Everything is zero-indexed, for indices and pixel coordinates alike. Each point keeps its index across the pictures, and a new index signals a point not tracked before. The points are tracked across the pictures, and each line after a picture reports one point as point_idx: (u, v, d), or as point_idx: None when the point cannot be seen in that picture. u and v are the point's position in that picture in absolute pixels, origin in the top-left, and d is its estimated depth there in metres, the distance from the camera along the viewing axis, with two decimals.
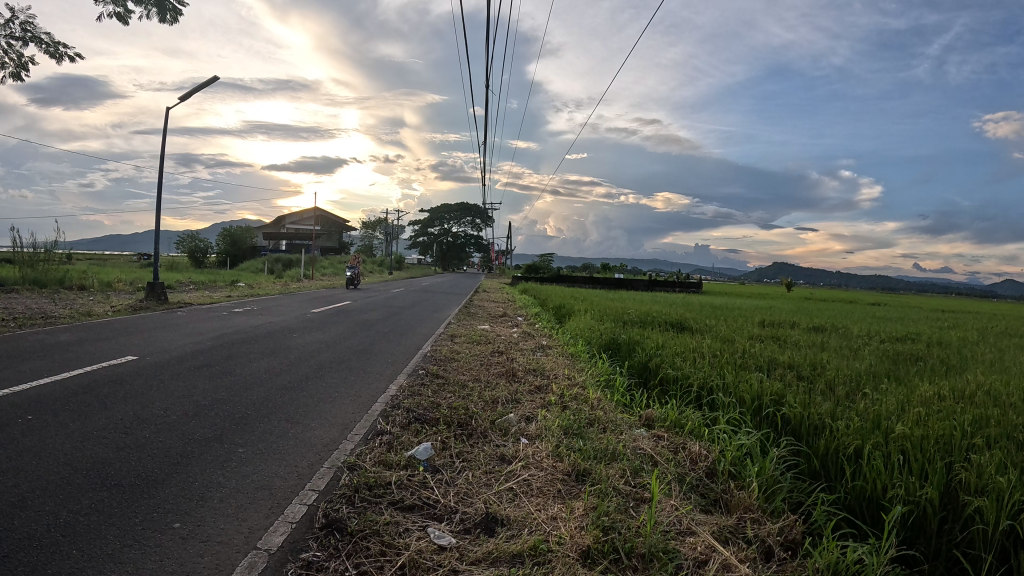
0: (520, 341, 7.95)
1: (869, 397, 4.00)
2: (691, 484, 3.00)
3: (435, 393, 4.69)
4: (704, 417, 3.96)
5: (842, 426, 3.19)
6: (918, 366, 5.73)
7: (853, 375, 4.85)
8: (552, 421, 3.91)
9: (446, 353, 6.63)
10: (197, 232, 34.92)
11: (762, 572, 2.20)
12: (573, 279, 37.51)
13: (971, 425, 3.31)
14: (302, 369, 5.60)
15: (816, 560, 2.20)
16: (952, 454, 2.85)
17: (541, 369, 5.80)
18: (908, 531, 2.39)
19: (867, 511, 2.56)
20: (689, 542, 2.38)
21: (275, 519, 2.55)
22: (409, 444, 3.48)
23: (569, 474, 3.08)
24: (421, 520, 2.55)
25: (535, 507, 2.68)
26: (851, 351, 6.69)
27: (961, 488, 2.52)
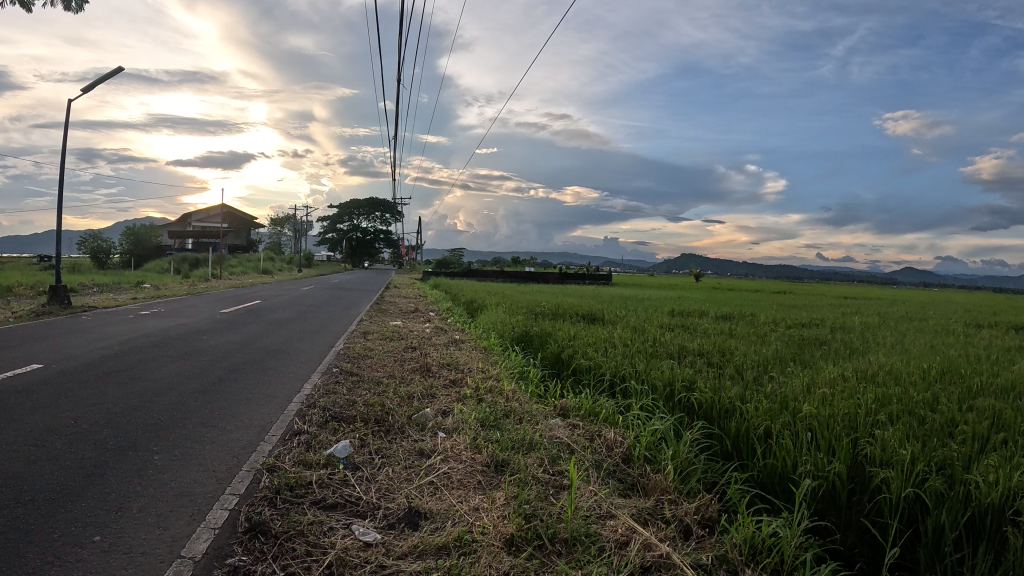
0: (432, 336, 7.93)
1: (776, 380, 4.20)
2: (609, 470, 3.07)
3: (350, 391, 4.63)
4: (617, 404, 4.06)
5: (752, 409, 3.34)
6: (821, 349, 6.06)
7: (760, 359, 5.08)
8: (469, 414, 3.93)
9: (359, 350, 6.54)
10: (102, 232, 33.28)
11: (680, 550, 2.28)
12: (486, 273, 37.89)
13: (876, 403, 3.52)
14: (216, 371, 5.41)
15: (734, 536, 2.30)
16: (858, 430, 3.02)
17: (454, 363, 5.81)
18: (820, 504, 2.51)
19: (780, 487, 2.68)
20: (610, 525, 2.44)
21: (197, 526, 2.46)
22: (328, 443, 3.42)
23: (487, 464, 3.10)
24: (344, 518, 2.52)
25: (456, 498, 2.69)
26: (756, 337, 7.00)
27: (867, 461, 2.67)
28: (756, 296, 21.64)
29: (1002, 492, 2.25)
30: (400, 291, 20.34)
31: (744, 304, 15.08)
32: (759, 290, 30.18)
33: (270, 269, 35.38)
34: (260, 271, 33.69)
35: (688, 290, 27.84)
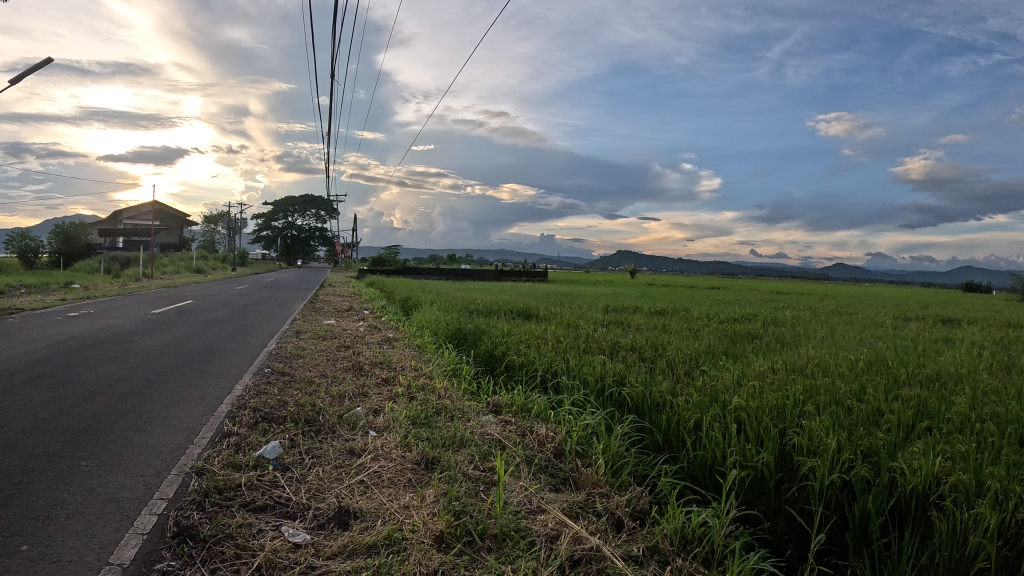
0: (366, 334, 7.83)
1: (707, 374, 4.31)
2: (541, 466, 3.09)
3: (281, 391, 4.54)
4: (549, 400, 4.09)
5: (682, 402, 3.42)
6: (753, 343, 6.24)
7: (692, 354, 5.20)
8: (399, 412, 3.90)
9: (291, 350, 6.41)
10: (24, 229, 31.77)
11: (610, 542, 2.31)
12: (424, 271, 37.82)
13: (805, 395, 3.64)
14: (146, 374, 5.23)
15: (665, 527, 2.35)
16: (786, 421, 3.12)
17: (388, 361, 5.76)
18: (749, 493, 2.58)
19: (709, 478, 2.74)
20: (540, 520, 2.46)
21: (126, 532, 2.37)
22: (257, 444, 3.35)
23: (417, 462, 3.09)
24: (274, 520, 2.47)
25: (386, 497, 2.67)
26: (689, 331, 7.16)
27: (795, 451, 2.76)
28: (690, 291, 22.13)
29: (926, 477, 2.36)
30: (336, 288, 20.04)
31: (679, 299, 15.41)
32: (694, 285, 30.87)
33: (204, 267, 34.46)
34: (193, 269, 32.77)
35: (626, 286, 28.24)
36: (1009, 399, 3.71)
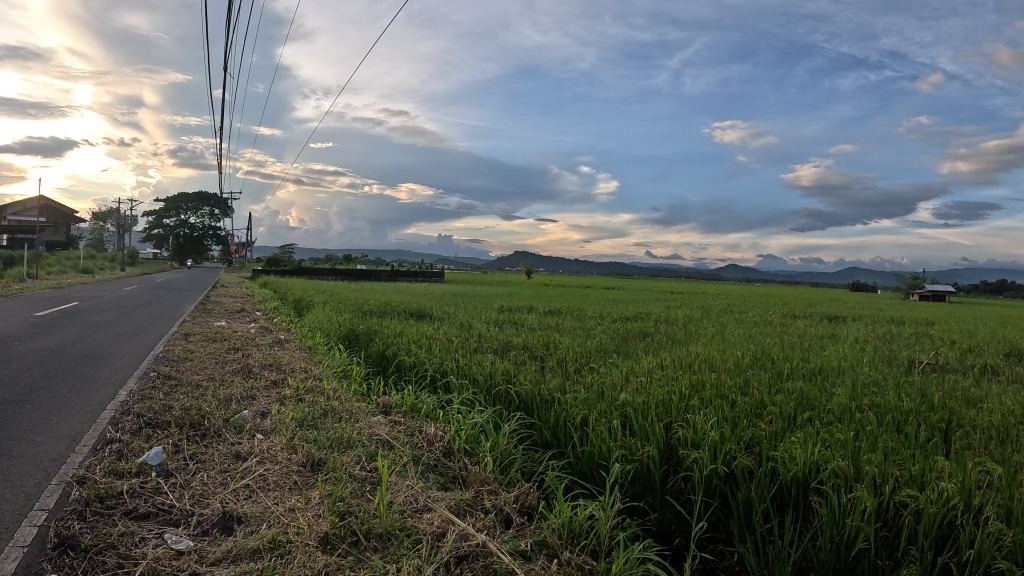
0: (256, 336, 7.57)
1: (596, 371, 4.45)
2: (429, 465, 3.11)
3: (167, 395, 4.33)
4: (438, 400, 4.12)
5: (570, 399, 3.52)
6: (644, 341, 6.48)
7: (585, 352, 5.35)
8: (287, 415, 3.82)
9: (177, 353, 6.12)
10: None
11: (496, 538, 2.37)
12: (319, 271, 37.13)
13: (692, 390, 3.82)
14: (19, 380, 4.84)
15: (553, 522, 2.45)
16: (670, 415, 3.26)
17: (277, 363, 5.60)
18: (637, 487, 2.69)
19: (592, 472, 2.84)
20: (426, 518, 2.48)
21: (1, 545, 2.19)
22: (140, 450, 3.18)
23: (304, 464, 3.03)
24: (157, 527, 2.35)
25: (271, 500, 2.61)
26: (583, 330, 7.35)
27: (679, 443, 2.90)
28: (587, 292, 22.67)
29: (806, 465, 2.52)
30: (225, 289, 19.23)
31: (577, 299, 15.77)
32: (594, 286, 31.64)
33: (82, 265, 32.37)
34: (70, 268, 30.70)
35: (521, 286, 28.87)
36: (880, 390, 4.02)
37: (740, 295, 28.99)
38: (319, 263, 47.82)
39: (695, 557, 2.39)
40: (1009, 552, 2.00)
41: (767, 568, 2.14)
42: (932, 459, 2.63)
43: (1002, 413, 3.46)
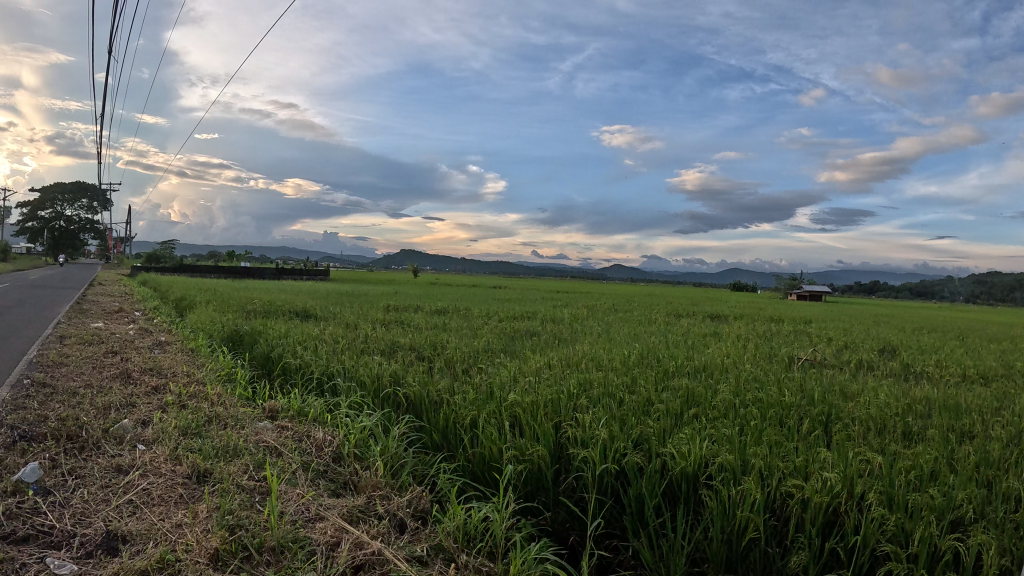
0: (135, 338, 7.11)
1: (485, 371, 4.50)
2: (318, 471, 3.01)
3: (41, 405, 3.97)
4: (325, 403, 4.05)
5: (460, 400, 3.55)
6: (533, 340, 6.60)
7: (474, 351, 5.43)
8: (170, 423, 3.60)
9: (51, 357, 5.66)
10: None
11: (392, 544, 2.33)
12: (202, 269, 35.58)
13: (581, 389, 3.89)
14: None
15: (449, 525, 2.43)
16: (560, 414, 3.32)
17: (159, 367, 5.28)
18: (528, 487, 2.72)
19: (487, 474, 2.87)
20: (318, 528, 2.40)
21: None
22: (14, 466, 2.89)
23: (189, 476, 2.87)
24: (36, 551, 2.15)
25: (157, 516, 2.45)
26: (473, 330, 7.39)
27: (570, 442, 2.95)
28: (486, 292, 22.75)
29: (696, 460, 2.60)
30: (100, 288, 17.96)
31: (475, 299, 15.79)
32: (494, 286, 31.83)
33: None
34: None
35: (408, 285, 29.01)
36: (763, 386, 4.25)
37: (634, 295, 29.95)
38: (204, 259, 45.85)
39: (592, 553, 2.44)
40: (893, 534, 2.13)
41: (663, 561, 2.20)
42: (816, 451, 2.78)
43: (875, 406, 3.73)
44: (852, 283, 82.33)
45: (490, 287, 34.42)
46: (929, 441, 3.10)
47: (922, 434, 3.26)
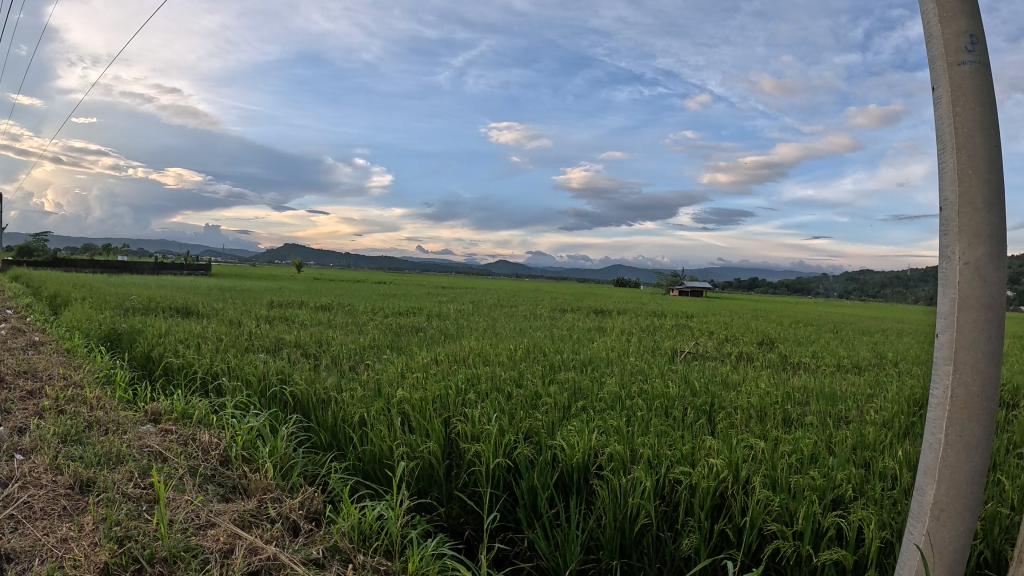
0: (3, 338, 6.57)
1: (371, 367, 4.63)
2: (206, 476, 2.90)
3: None
4: (210, 404, 3.95)
5: (348, 398, 3.71)
6: (422, 336, 6.61)
7: (360, 349, 5.45)
8: (48, 430, 3.35)
9: None
10: None
11: (287, 548, 2.28)
12: (75, 263, 33.33)
13: (469, 383, 3.99)
14: None
15: (343, 525, 2.42)
16: (449, 408, 3.40)
17: (30, 370, 4.89)
18: (421, 484, 2.79)
19: (378, 472, 2.92)
20: (210, 535, 2.31)
21: None
22: None
23: (72, 486, 2.69)
24: None
25: (40, 532, 2.28)
26: (360, 327, 7.31)
27: (460, 437, 3.02)
28: (384, 290, 22.38)
29: (585, 451, 2.68)
30: None
31: (371, 297, 15.53)
32: (394, 283, 31.41)
33: None
34: None
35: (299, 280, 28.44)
36: (647, 377, 4.46)
37: (533, 293, 30.31)
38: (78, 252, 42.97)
39: (489, 547, 2.49)
40: (777, 514, 2.28)
41: (559, 551, 2.26)
42: (701, 438, 2.93)
43: (757, 395, 3.96)
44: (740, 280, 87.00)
45: (390, 284, 33.94)
46: (807, 426, 3.33)
47: (800, 420, 3.50)
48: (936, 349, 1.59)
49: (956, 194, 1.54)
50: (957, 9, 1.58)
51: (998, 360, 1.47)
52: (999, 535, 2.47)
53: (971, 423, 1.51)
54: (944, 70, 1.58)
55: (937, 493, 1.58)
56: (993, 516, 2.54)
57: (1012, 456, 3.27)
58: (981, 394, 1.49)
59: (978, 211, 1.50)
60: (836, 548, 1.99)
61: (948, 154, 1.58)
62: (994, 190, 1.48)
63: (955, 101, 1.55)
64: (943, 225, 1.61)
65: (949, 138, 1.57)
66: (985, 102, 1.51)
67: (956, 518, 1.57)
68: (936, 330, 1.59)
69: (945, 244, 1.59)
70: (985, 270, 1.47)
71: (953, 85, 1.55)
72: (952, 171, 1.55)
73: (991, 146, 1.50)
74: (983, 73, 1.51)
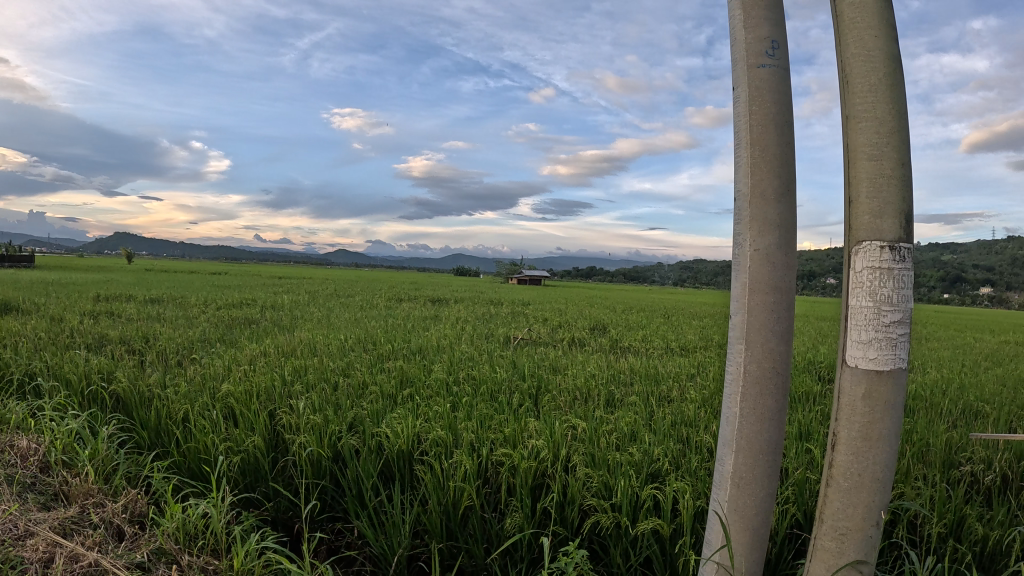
0: None
1: (199, 362, 4.43)
2: (23, 484, 2.60)
3: None
4: (27, 408, 3.55)
5: (170, 394, 3.51)
6: (253, 328, 6.33)
7: (183, 343, 5.17)
8: None
9: None
10: None
11: (114, 553, 2.11)
12: None
13: (295, 374, 3.98)
14: None
15: (169, 525, 2.27)
16: (274, 402, 3.43)
17: None
18: (247, 478, 2.72)
19: (194, 468, 2.81)
20: (27, 545, 2.08)
21: None
22: None
23: None
24: None
25: None
26: (187, 320, 6.89)
27: (285, 430, 3.02)
28: (218, 282, 21.09)
29: (409, 437, 2.78)
30: None
31: (204, 290, 14.59)
32: (237, 276, 29.73)
33: None
34: None
35: (126, 273, 26.32)
36: (476, 363, 4.58)
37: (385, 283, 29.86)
38: None
39: (312, 537, 2.48)
40: (598, 488, 2.42)
41: (385, 537, 2.28)
42: (525, 421, 3.05)
43: (583, 377, 4.18)
44: (591, 271, 90.96)
45: (233, 275, 32.11)
46: (630, 404, 3.56)
47: (623, 399, 3.72)
48: (730, 329, 1.72)
49: (749, 185, 1.66)
50: (760, 15, 1.69)
51: (784, 338, 1.63)
52: (806, 497, 2.69)
53: (765, 398, 1.64)
54: (745, 71, 1.69)
55: (735, 463, 1.72)
56: (802, 482, 2.78)
57: (814, 425, 3.63)
58: (772, 369, 1.63)
59: (768, 202, 1.64)
60: (655, 517, 2.11)
61: (743, 149, 1.70)
62: (784, 183, 1.63)
63: (753, 101, 1.66)
64: (737, 214, 1.73)
65: (744, 134, 1.69)
66: (779, 102, 1.64)
67: (753, 484, 1.71)
68: (730, 311, 1.72)
69: (739, 231, 1.72)
70: (774, 256, 1.61)
71: (752, 85, 1.67)
72: (746, 164, 1.67)
73: (782, 143, 1.64)
74: (780, 76, 1.65)
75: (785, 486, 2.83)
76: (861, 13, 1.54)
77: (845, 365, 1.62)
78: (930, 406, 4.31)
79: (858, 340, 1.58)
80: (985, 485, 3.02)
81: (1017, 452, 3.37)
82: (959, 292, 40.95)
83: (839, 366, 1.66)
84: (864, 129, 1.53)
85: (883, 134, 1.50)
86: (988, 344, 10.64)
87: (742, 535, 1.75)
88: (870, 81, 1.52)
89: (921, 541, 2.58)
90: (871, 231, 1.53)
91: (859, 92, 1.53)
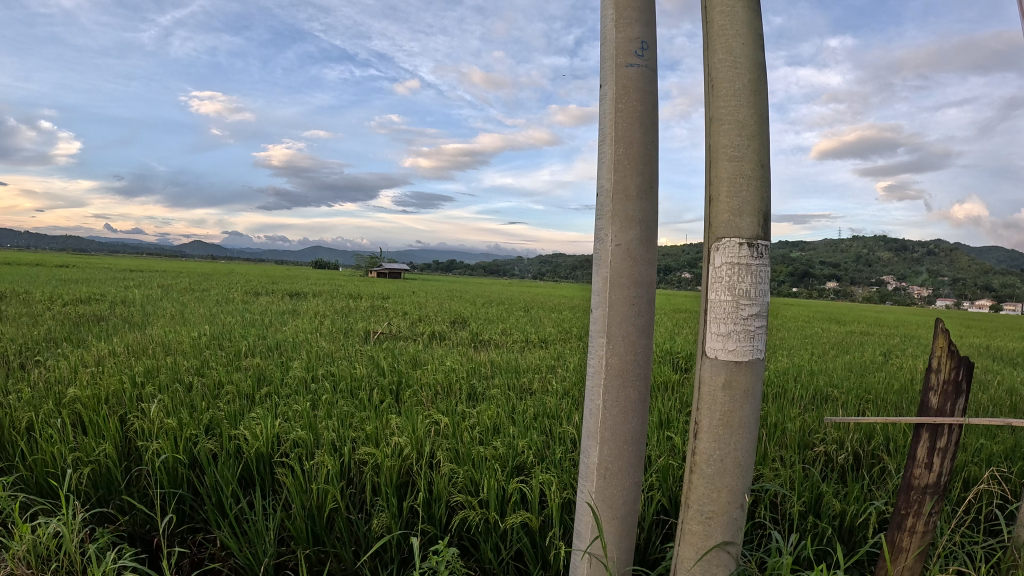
0: None
1: (42, 364, 4.03)
2: None
3: None
4: None
5: (11, 402, 3.17)
6: (101, 325, 5.87)
7: (24, 343, 4.70)
8: None
9: None
10: None
11: None
12: None
13: (145, 376, 3.70)
14: None
15: (16, 548, 2.04)
16: (125, 407, 3.16)
17: None
18: (98, 491, 2.48)
19: (39, 483, 2.53)
20: None
21: None
22: None
23: None
24: None
25: None
26: (28, 318, 6.29)
27: (138, 436, 2.79)
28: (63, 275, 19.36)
29: (268, 439, 2.63)
30: None
31: (48, 285, 13.41)
32: (96, 269, 27.56)
33: None
34: None
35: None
36: (335, 359, 4.44)
37: (259, 276, 28.62)
38: None
39: (170, 553, 2.28)
40: (464, 485, 2.38)
41: (251, 545, 2.13)
42: (387, 418, 2.98)
43: (444, 371, 4.14)
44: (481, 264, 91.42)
45: (92, 267, 29.80)
46: (491, 398, 3.56)
47: (484, 392, 3.72)
48: (590, 323, 1.69)
49: (611, 181, 1.64)
50: (630, 15, 1.68)
51: (645, 331, 1.63)
52: (670, 483, 2.74)
53: (626, 389, 1.64)
54: (613, 69, 1.67)
55: (601, 454, 1.69)
56: (667, 468, 2.85)
57: (674, 413, 3.75)
58: (634, 361, 1.63)
59: (631, 198, 1.63)
60: (525, 510, 2.08)
61: (606, 146, 1.67)
62: (646, 179, 1.63)
63: (619, 98, 1.64)
64: (598, 210, 1.71)
65: (608, 131, 1.66)
66: (644, 101, 1.64)
67: (618, 474, 1.69)
68: (590, 305, 1.70)
69: (600, 226, 1.70)
70: (635, 251, 1.61)
71: (619, 83, 1.65)
72: (609, 161, 1.65)
73: (644, 142, 1.64)
74: (647, 76, 1.64)
75: (650, 474, 2.87)
76: (729, 20, 1.55)
77: (705, 356, 1.62)
78: (780, 393, 4.57)
79: (718, 332, 1.59)
80: (838, 464, 3.20)
81: (863, 432, 3.61)
82: (814, 286, 44.20)
83: (698, 357, 1.66)
84: (727, 131, 1.54)
85: (744, 136, 1.52)
86: (830, 334, 11.49)
87: (610, 525, 1.73)
88: (734, 85, 1.54)
89: (784, 520, 2.69)
90: (730, 229, 1.54)
91: (724, 95, 1.55)
